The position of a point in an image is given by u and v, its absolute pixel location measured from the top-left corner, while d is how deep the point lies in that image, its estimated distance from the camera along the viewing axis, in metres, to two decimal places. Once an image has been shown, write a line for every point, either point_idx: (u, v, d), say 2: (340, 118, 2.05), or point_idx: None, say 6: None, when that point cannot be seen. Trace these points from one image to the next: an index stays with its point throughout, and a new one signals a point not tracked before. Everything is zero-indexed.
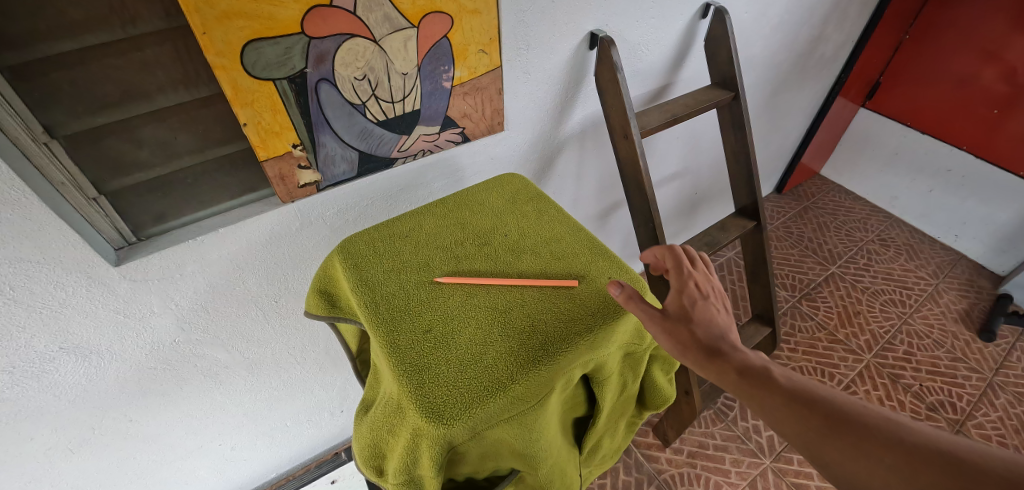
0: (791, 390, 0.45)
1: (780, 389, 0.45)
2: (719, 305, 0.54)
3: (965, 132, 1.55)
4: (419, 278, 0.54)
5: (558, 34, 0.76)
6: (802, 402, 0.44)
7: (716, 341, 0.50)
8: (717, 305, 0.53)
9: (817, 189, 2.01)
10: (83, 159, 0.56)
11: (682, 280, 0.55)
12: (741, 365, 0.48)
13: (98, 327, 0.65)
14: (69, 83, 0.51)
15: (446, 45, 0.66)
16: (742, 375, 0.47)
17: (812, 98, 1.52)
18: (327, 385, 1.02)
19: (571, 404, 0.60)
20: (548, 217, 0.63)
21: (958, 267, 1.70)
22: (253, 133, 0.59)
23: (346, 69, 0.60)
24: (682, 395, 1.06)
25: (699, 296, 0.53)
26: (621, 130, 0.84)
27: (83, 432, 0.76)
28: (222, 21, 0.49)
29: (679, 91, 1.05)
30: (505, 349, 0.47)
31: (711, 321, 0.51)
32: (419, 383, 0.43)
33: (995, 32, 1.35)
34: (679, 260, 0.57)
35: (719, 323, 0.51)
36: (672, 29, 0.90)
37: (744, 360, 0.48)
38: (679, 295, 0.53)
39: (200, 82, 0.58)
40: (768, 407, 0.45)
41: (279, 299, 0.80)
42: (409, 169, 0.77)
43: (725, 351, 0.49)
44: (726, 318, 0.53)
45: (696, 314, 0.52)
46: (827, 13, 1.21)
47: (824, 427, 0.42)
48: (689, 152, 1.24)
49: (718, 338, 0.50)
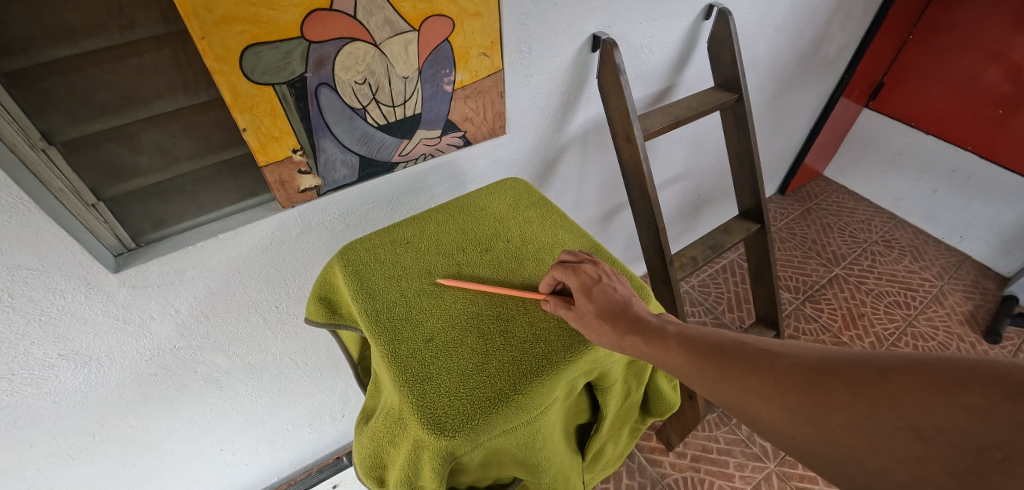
0: (727, 353, 0.42)
1: (715, 352, 0.42)
2: (618, 282, 0.50)
3: (971, 132, 1.54)
4: (420, 285, 0.54)
5: (560, 37, 0.75)
6: (741, 361, 0.40)
7: (629, 314, 0.46)
8: (617, 286, 0.50)
9: (820, 190, 1.99)
10: (82, 165, 0.56)
11: (576, 271, 0.50)
12: (671, 335, 0.44)
13: (98, 333, 0.64)
14: (66, 89, 0.51)
15: (447, 48, 0.65)
16: (674, 344, 0.43)
17: (815, 99, 1.51)
18: (328, 390, 1.02)
19: (574, 411, 0.59)
20: (550, 222, 0.63)
21: (964, 268, 1.69)
22: (252, 138, 0.59)
23: (346, 74, 0.59)
24: (686, 400, 1.05)
25: (592, 282, 0.49)
26: (624, 133, 0.83)
27: (83, 439, 0.75)
28: (220, 25, 0.49)
29: (683, 93, 1.04)
30: (506, 358, 0.46)
31: (612, 298, 0.48)
32: (420, 394, 0.43)
33: (1000, 31, 1.33)
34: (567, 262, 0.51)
35: (624, 302, 0.48)
36: (675, 30, 0.90)
37: (674, 331, 0.45)
38: (576, 286, 0.49)
39: (198, 87, 0.57)
40: (708, 374, 0.41)
41: (279, 304, 0.79)
42: (410, 173, 0.76)
43: (637, 324, 0.45)
44: (628, 292, 0.49)
45: (599, 298, 0.47)
46: (831, 13, 1.20)
47: (766, 381, 0.38)
48: (692, 154, 1.23)
49: (627, 313, 0.47)
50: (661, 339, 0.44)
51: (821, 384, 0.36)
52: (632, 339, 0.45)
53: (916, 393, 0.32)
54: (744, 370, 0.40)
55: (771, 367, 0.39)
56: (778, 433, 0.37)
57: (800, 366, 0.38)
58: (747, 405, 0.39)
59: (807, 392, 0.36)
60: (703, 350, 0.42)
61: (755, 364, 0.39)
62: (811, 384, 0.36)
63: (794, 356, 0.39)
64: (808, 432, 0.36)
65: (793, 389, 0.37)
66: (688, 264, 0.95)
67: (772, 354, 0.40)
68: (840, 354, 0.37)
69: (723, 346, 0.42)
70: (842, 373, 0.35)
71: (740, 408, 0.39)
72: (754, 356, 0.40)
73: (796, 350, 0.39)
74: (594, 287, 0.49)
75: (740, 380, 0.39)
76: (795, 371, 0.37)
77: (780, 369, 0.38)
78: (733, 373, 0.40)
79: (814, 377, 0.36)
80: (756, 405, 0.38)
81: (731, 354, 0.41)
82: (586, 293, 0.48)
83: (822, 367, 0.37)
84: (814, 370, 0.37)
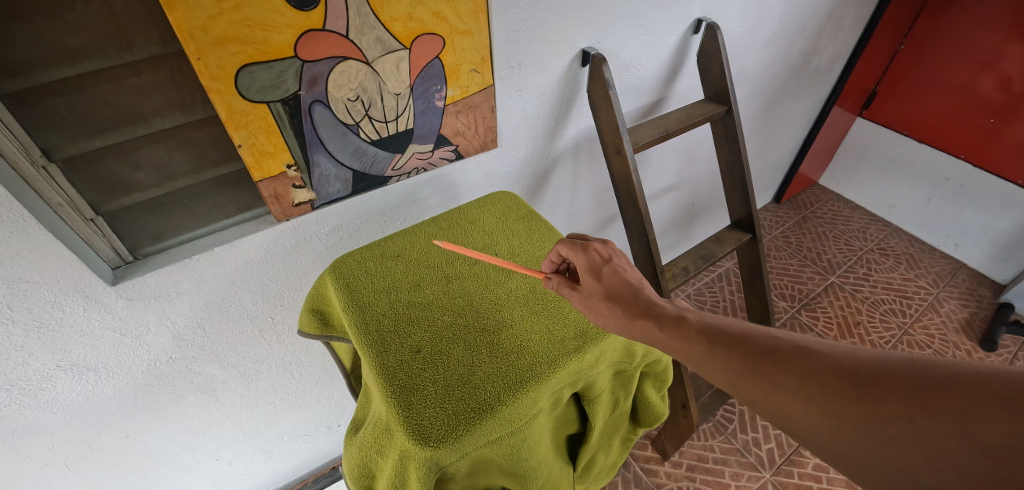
0: (772, 351, 0.42)
1: (756, 350, 0.43)
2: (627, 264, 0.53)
3: (963, 141, 1.55)
4: (409, 298, 0.55)
5: (550, 52, 0.77)
6: (778, 360, 0.41)
7: (653, 305, 0.48)
8: (626, 266, 0.52)
9: (815, 199, 2.01)
10: (81, 181, 0.57)
11: (585, 250, 0.52)
12: (701, 329, 0.46)
13: (95, 344, 0.65)
14: (67, 108, 0.52)
15: (438, 66, 0.67)
16: (703, 337, 0.45)
17: (808, 109, 1.53)
18: (324, 399, 1.02)
19: (562, 422, 0.60)
20: (538, 235, 0.64)
21: (959, 275, 1.70)
22: (247, 154, 0.60)
23: (339, 91, 0.61)
24: (680, 409, 1.06)
25: (602, 262, 0.51)
26: (614, 145, 0.84)
27: (80, 449, 0.76)
28: (216, 46, 0.50)
29: (673, 105, 1.06)
30: (493, 370, 0.47)
31: (620, 278, 0.50)
32: (407, 404, 0.44)
33: (991, 42, 1.35)
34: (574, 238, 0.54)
35: (634, 284, 0.50)
36: (664, 44, 0.91)
37: (702, 323, 0.47)
38: (584, 265, 0.51)
39: (195, 105, 0.59)
40: (743, 372, 0.42)
41: (274, 316, 0.80)
42: (404, 186, 0.78)
43: (646, 305, 0.48)
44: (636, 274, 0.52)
45: (608, 276, 0.50)
46: (820, 25, 1.22)
47: (807, 383, 0.39)
48: (685, 165, 1.25)
49: (646, 300, 0.49)
50: (692, 333, 0.46)
51: (868, 389, 0.37)
52: (661, 330, 0.47)
53: (982, 411, 0.32)
54: (783, 369, 0.41)
55: (812, 367, 0.40)
56: (815, 434, 0.38)
57: (841, 368, 0.38)
58: (783, 404, 0.40)
59: (855, 399, 0.37)
60: (737, 346, 0.44)
61: (794, 364, 0.40)
62: (854, 388, 0.37)
63: (835, 357, 0.40)
64: (849, 435, 0.37)
65: (837, 392, 0.37)
66: (679, 274, 0.97)
67: (812, 355, 0.41)
68: (886, 359, 0.38)
69: (757, 343, 0.43)
70: (895, 383, 0.36)
71: (776, 407, 0.40)
72: (792, 356, 0.41)
73: (835, 351, 0.40)
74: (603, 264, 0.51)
75: (778, 378, 0.40)
76: (838, 373, 0.38)
77: (822, 371, 0.39)
78: (770, 371, 0.41)
79: (858, 381, 0.37)
80: (795, 406, 0.39)
81: (767, 352, 0.42)
82: (593, 270, 0.50)
83: (866, 372, 0.37)
84: (858, 373, 0.38)
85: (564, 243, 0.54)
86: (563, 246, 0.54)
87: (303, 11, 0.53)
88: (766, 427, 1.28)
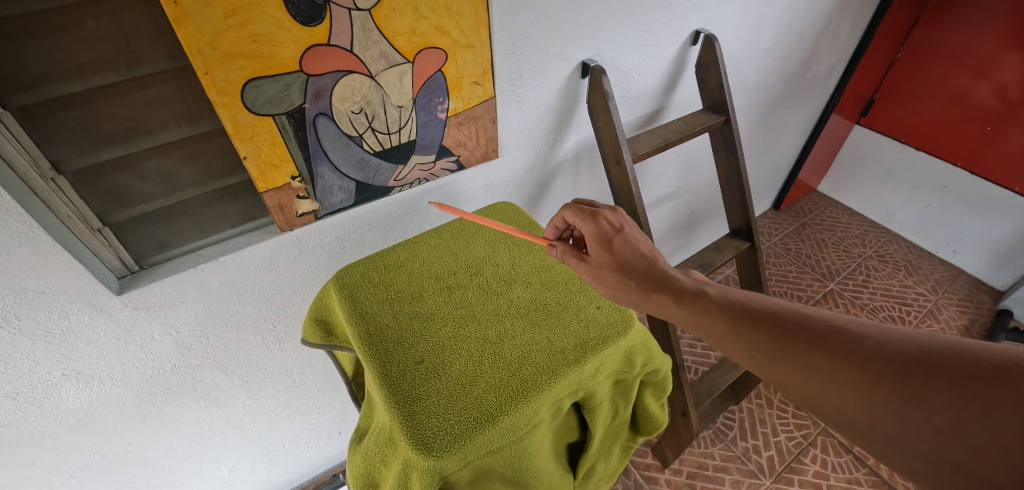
0: (814, 333, 0.44)
1: (796, 331, 0.45)
2: (639, 234, 0.58)
3: (960, 148, 1.56)
4: (411, 309, 0.56)
5: (550, 64, 0.78)
6: (814, 343, 0.44)
7: (664, 276, 0.54)
8: (638, 237, 0.57)
9: (814, 205, 2.02)
10: (89, 192, 0.58)
11: (595, 221, 0.58)
12: (721, 306, 0.50)
13: (101, 353, 0.66)
14: (76, 122, 0.53)
15: (441, 78, 0.68)
16: (723, 314, 0.49)
17: (806, 117, 1.54)
18: (325, 407, 1.03)
19: (562, 431, 0.60)
20: (539, 246, 0.65)
21: (958, 282, 1.70)
22: (253, 166, 0.61)
23: (343, 104, 0.62)
24: (679, 416, 1.06)
25: (613, 232, 0.57)
26: (613, 156, 0.86)
27: (83, 457, 0.76)
28: (223, 61, 0.52)
29: (672, 115, 1.07)
30: (495, 380, 0.48)
31: (631, 246, 0.56)
32: (410, 414, 0.44)
33: (987, 49, 1.37)
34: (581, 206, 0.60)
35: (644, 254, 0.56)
36: (663, 55, 0.93)
37: (722, 299, 0.51)
38: (595, 234, 0.57)
39: (201, 118, 0.60)
40: (776, 353, 0.45)
41: (277, 324, 0.81)
42: (406, 196, 0.79)
43: (657, 272, 0.54)
44: (648, 245, 0.58)
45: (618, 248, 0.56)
46: (817, 35, 1.23)
47: (845, 366, 0.41)
48: (684, 173, 1.26)
49: (656, 271, 0.55)
50: (713, 311, 0.50)
51: (913, 378, 0.38)
52: (683, 307, 0.51)
53: None
54: (821, 352, 0.43)
55: (852, 352, 0.42)
56: (853, 418, 0.41)
57: (882, 353, 0.40)
58: (819, 388, 0.42)
59: (900, 385, 0.38)
60: (768, 326, 0.47)
61: (836, 346, 0.42)
62: (898, 375, 0.39)
63: (875, 340, 0.42)
64: (891, 422, 0.39)
65: (878, 379, 0.39)
66: None
67: (851, 338, 0.43)
68: (933, 345, 0.39)
69: (789, 323, 0.46)
70: (946, 372, 0.37)
71: (810, 391, 0.43)
72: (827, 336, 0.44)
73: (875, 333, 0.42)
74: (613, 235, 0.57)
75: (812, 362, 0.43)
76: (880, 358, 0.40)
77: (862, 355, 0.41)
78: (803, 355, 0.44)
79: (903, 367, 0.39)
80: (831, 391, 0.41)
81: (802, 333, 0.45)
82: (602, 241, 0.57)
83: (911, 358, 0.39)
84: (902, 360, 0.39)
85: (570, 210, 0.60)
86: (570, 213, 0.60)
87: (309, 27, 0.54)
88: (766, 434, 1.28)
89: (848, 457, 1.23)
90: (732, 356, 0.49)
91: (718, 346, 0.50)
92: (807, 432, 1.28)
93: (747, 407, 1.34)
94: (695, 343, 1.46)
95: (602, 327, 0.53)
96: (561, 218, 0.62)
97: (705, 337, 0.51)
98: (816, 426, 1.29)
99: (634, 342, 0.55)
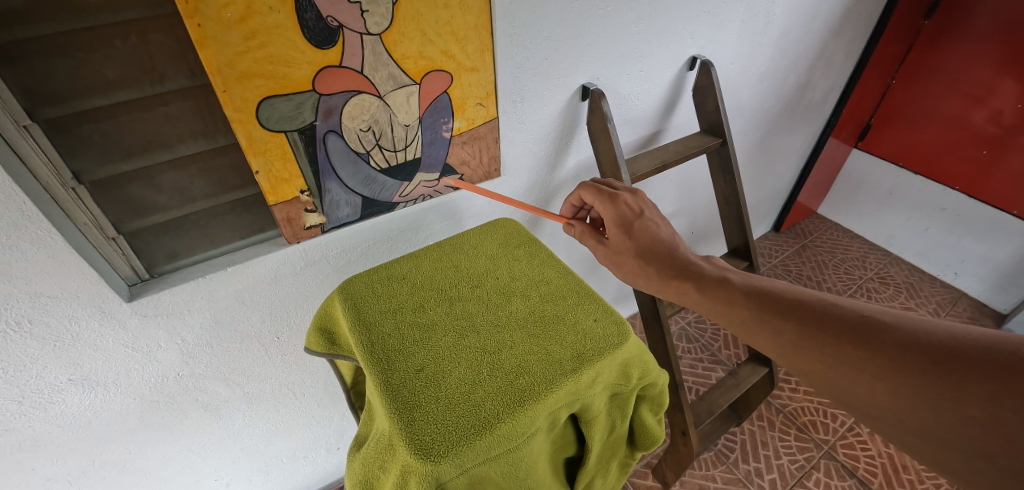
0: (845, 323, 0.48)
1: (823, 324, 0.49)
2: (657, 217, 0.66)
3: (957, 172, 1.58)
4: (412, 318, 0.57)
5: (552, 87, 0.81)
6: (843, 334, 0.47)
7: (684, 261, 0.61)
8: (655, 219, 0.65)
9: (815, 227, 2.03)
10: (106, 202, 0.60)
11: (617, 207, 0.66)
12: (744, 291, 0.55)
13: (108, 360, 0.67)
14: (99, 134, 0.56)
15: (446, 99, 0.71)
16: (746, 299, 0.54)
17: (804, 140, 1.57)
18: (325, 421, 1.03)
19: (560, 444, 0.61)
20: (538, 261, 0.66)
21: (959, 305, 1.71)
22: (264, 180, 0.64)
23: (352, 122, 0.65)
24: (680, 436, 1.05)
25: (633, 216, 0.65)
26: (613, 175, 0.89)
27: (83, 464, 0.77)
28: (240, 80, 0.55)
29: (670, 137, 1.10)
30: (494, 389, 0.49)
31: (649, 229, 0.64)
32: (408, 421, 0.46)
33: (983, 75, 1.39)
34: (599, 187, 0.69)
35: (662, 238, 0.63)
36: (662, 80, 0.96)
37: (745, 286, 0.55)
38: (614, 219, 0.65)
39: (217, 134, 0.63)
40: (799, 345, 0.49)
41: (281, 335, 0.82)
42: (411, 211, 0.81)
43: (673, 255, 0.61)
44: (665, 227, 0.65)
45: (636, 231, 0.64)
46: (812, 62, 1.27)
47: (876, 357, 0.44)
48: (683, 194, 1.28)
49: (674, 255, 0.62)
50: (736, 298, 0.55)
51: (948, 369, 0.41)
52: (707, 294, 0.57)
53: None
54: (851, 343, 0.46)
55: (883, 342, 0.45)
56: (882, 408, 0.44)
57: (913, 344, 0.43)
58: (849, 378, 0.46)
59: (930, 377, 0.41)
60: (794, 315, 0.51)
61: (867, 337, 0.46)
62: (933, 366, 0.42)
63: (907, 331, 0.45)
64: (922, 413, 0.42)
65: (908, 371, 0.43)
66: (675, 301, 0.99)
67: (882, 328, 0.46)
68: (967, 337, 0.42)
69: (816, 312, 0.50)
70: (980, 365, 0.40)
71: (841, 381, 0.47)
72: (857, 326, 0.47)
73: (907, 325, 0.45)
74: (632, 217, 0.65)
75: (841, 352, 0.47)
76: (912, 349, 0.43)
77: (894, 346, 0.44)
78: (830, 344, 0.47)
79: (936, 358, 0.42)
80: (860, 380, 0.45)
81: (830, 322, 0.48)
82: (622, 223, 0.64)
83: (945, 349, 0.42)
84: (936, 352, 0.42)
85: (587, 189, 0.70)
86: (587, 193, 0.70)
87: (322, 49, 0.57)
88: (769, 457, 1.27)
89: (852, 481, 1.22)
90: (757, 345, 0.53)
91: (740, 333, 0.55)
92: (810, 454, 1.27)
93: (749, 428, 1.33)
94: (696, 364, 1.46)
95: (598, 340, 0.54)
96: (577, 196, 0.72)
97: (728, 324, 0.56)
98: (819, 449, 1.28)
99: (630, 354, 0.56)
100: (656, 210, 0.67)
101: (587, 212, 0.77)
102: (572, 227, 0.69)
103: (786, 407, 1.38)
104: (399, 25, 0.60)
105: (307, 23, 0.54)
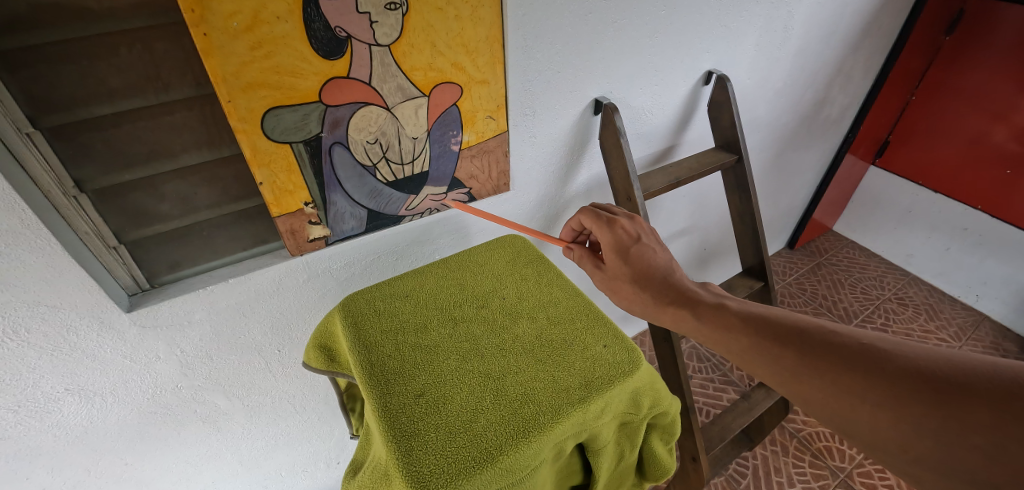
0: (843, 349, 0.45)
1: (821, 350, 0.46)
2: (655, 242, 0.63)
3: (978, 190, 1.53)
4: (414, 340, 0.55)
5: (564, 101, 0.80)
6: (842, 359, 0.44)
7: (681, 287, 0.58)
8: (652, 245, 0.62)
9: (830, 245, 1.99)
10: (109, 211, 0.59)
11: (615, 232, 0.64)
12: (741, 317, 0.52)
13: (105, 370, 0.66)
14: (102, 143, 0.55)
15: (455, 112, 0.70)
16: (741, 322, 0.52)
17: (820, 156, 1.53)
18: (325, 435, 1.01)
19: (565, 473, 0.58)
20: (545, 280, 0.64)
21: (981, 328, 1.65)
22: (269, 191, 0.62)
23: (359, 134, 0.63)
24: (689, 461, 1.01)
25: (630, 241, 0.62)
26: (624, 191, 0.87)
27: (78, 474, 0.75)
28: (246, 90, 0.53)
29: (685, 153, 1.08)
30: (495, 418, 0.46)
31: (646, 255, 0.61)
32: (407, 451, 0.43)
33: (1004, 93, 1.35)
34: (597, 212, 0.67)
35: (658, 264, 0.60)
36: (676, 94, 0.94)
37: (741, 312, 0.53)
38: (610, 244, 0.63)
39: (221, 143, 0.62)
40: (797, 372, 0.46)
41: (282, 348, 0.81)
42: (417, 226, 0.79)
43: (670, 283, 0.59)
44: (663, 253, 0.62)
45: (631, 256, 0.61)
46: (832, 76, 1.24)
47: (877, 384, 0.42)
48: (697, 209, 1.26)
49: (671, 281, 0.59)
50: (734, 325, 0.52)
51: (949, 398, 0.38)
52: (705, 320, 0.54)
53: None
54: (852, 370, 0.43)
55: (885, 370, 0.42)
56: (884, 438, 0.41)
57: (915, 371, 0.41)
58: (849, 408, 0.43)
59: (932, 404, 0.39)
60: (793, 342, 0.48)
61: (868, 364, 0.43)
62: (935, 394, 0.39)
63: (908, 358, 0.42)
64: (926, 443, 0.39)
65: (912, 398, 0.40)
66: None
67: (882, 356, 0.43)
68: (968, 364, 0.39)
69: (817, 340, 0.47)
70: (983, 393, 0.37)
71: (839, 408, 0.44)
72: (857, 354, 0.44)
73: (907, 352, 0.43)
74: (628, 243, 0.63)
75: (841, 379, 0.44)
76: (913, 377, 0.40)
77: (895, 374, 0.41)
78: (830, 371, 0.44)
79: (939, 387, 0.39)
80: (862, 410, 0.42)
81: (830, 350, 0.45)
82: (618, 249, 0.62)
83: (948, 377, 0.39)
84: (937, 379, 0.39)
85: (586, 214, 0.67)
86: (586, 217, 0.67)
87: (330, 60, 0.56)
88: (781, 484, 1.22)
89: None
90: (755, 372, 0.50)
91: (739, 361, 0.51)
92: (825, 483, 1.22)
93: (761, 453, 1.28)
94: (707, 384, 1.42)
95: (609, 368, 0.52)
96: (577, 220, 0.70)
97: (727, 353, 0.52)
98: (834, 477, 1.23)
99: (641, 382, 0.53)
100: (654, 235, 0.65)
101: (586, 237, 0.75)
102: (571, 249, 0.68)
103: (801, 432, 1.33)
104: (409, 36, 0.59)
105: (314, 33, 0.53)
